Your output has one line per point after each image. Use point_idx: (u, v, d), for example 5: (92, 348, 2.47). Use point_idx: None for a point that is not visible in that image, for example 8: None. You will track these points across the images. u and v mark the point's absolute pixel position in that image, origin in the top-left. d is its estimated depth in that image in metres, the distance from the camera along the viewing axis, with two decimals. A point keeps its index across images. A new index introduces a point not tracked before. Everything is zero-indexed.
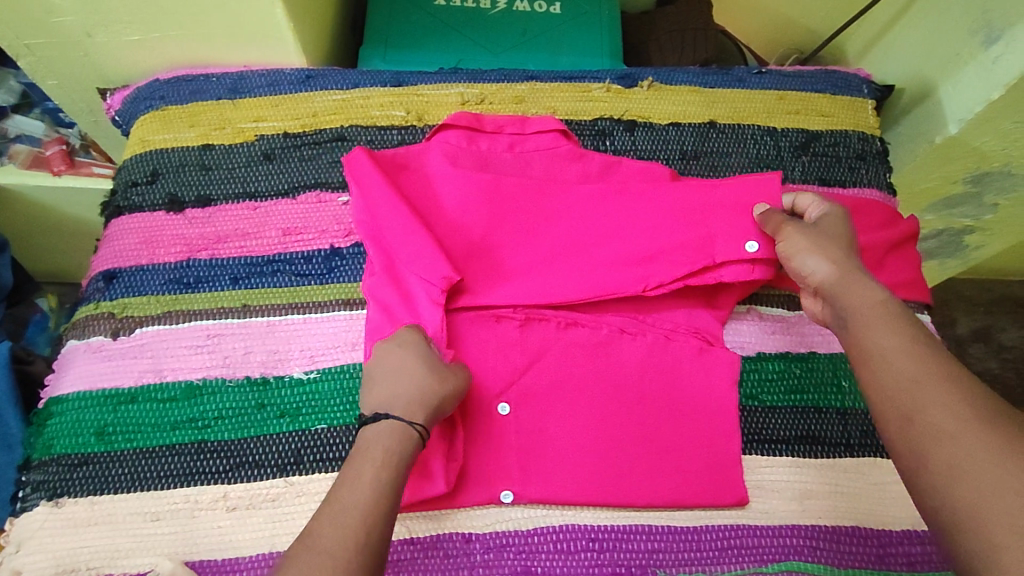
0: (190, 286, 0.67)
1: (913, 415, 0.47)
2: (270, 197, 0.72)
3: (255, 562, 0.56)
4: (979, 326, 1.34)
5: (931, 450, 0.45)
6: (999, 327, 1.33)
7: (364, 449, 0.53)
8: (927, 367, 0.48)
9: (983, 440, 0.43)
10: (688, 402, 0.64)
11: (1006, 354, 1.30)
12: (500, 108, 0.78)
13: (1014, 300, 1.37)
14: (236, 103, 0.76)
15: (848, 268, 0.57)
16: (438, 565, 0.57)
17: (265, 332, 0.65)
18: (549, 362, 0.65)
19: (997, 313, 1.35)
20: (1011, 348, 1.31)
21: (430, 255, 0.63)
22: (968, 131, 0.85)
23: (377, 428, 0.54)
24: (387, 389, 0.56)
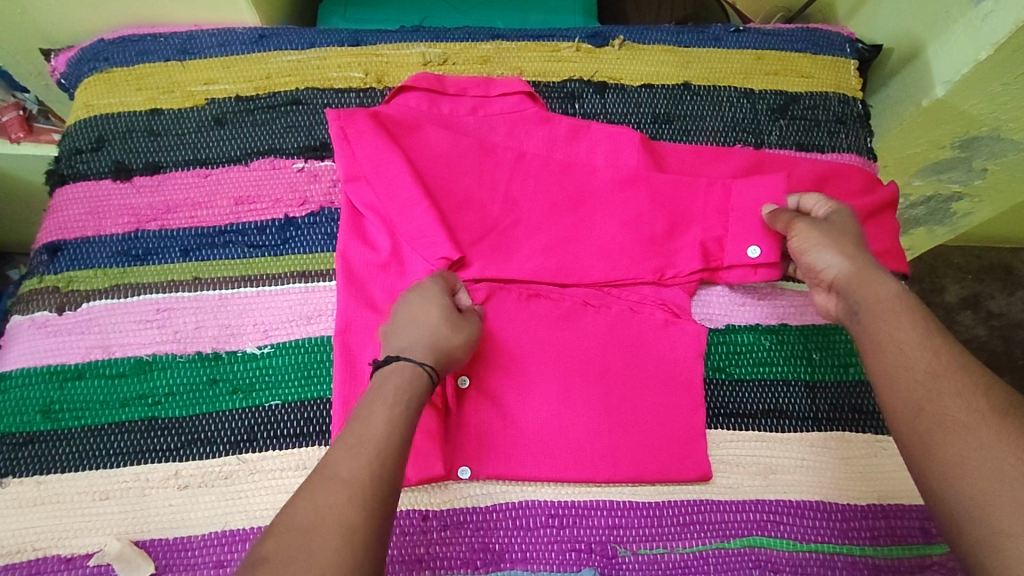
0: (139, 259, 0.64)
1: (924, 405, 0.47)
2: (222, 164, 0.68)
3: (206, 540, 0.55)
4: (968, 294, 1.32)
5: (942, 440, 0.45)
6: (988, 294, 1.32)
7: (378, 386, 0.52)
8: (942, 360, 0.49)
9: (995, 430, 0.44)
10: (654, 377, 0.62)
11: (994, 322, 1.30)
12: (464, 68, 0.74)
13: (1006, 267, 1.35)
14: (186, 65, 0.72)
15: (862, 266, 0.56)
16: (396, 542, 0.57)
17: (216, 305, 0.63)
18: (512, 335, 0.63)
19: (987, 280, 1.33)
20: (999, 316, 1.30)
21: (434, 232, 0.63)
22: (955, 93, 0.82)
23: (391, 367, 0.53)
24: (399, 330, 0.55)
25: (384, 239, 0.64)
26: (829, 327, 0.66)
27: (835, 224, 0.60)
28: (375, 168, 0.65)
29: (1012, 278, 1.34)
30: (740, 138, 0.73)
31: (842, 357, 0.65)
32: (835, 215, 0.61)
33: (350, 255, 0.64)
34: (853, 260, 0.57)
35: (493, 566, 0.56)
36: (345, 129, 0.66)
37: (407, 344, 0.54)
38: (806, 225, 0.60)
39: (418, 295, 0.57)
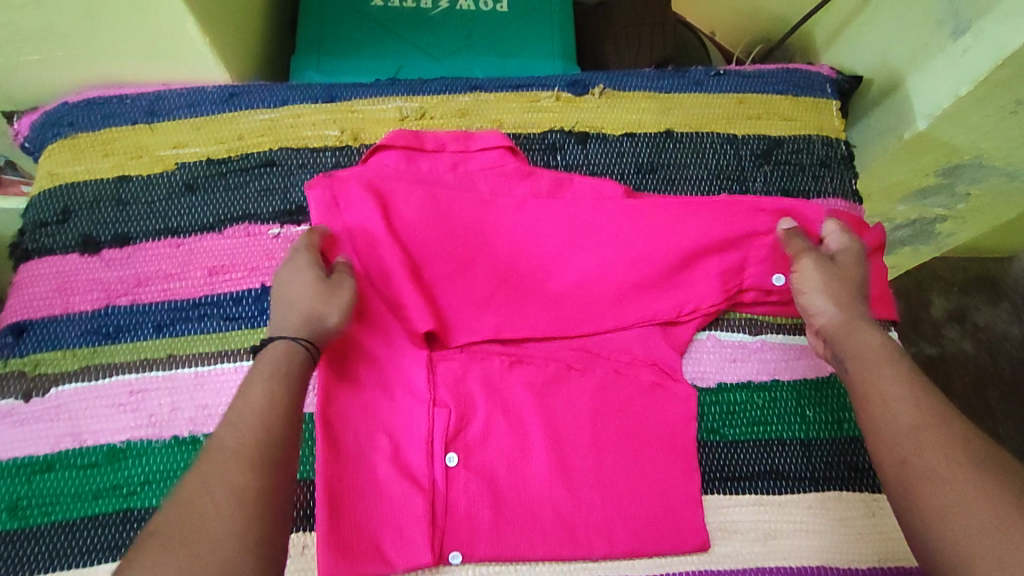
0: (109, 337, 0.62)
1: (907, 458, 0.47)
2: (194, 232, 0.66)
3: None
4: (955, 307, 1.33)
5: (926, 495, 0.45)
6: (974, 307, 1.33)
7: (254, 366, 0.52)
8: (926, 412, 0.49)
9: (978, 485, 0.44)
10: (646, 443, 0.61)
11: (981, 335, 1.30)
12: (442, 122, 0.72)
13: (990, 279, 1.36)
14: (154, 127, 0.70)
15: (854, 312, 0.57)
16: None
17: (193, 384, 0.61)
18: (500, 404, 0.62)
19: (972, 293, 1.34)
20: (986, 328, 1.31)
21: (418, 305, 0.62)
22: (936, 126, 0.81)
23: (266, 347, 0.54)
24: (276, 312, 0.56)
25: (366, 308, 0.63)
26: (820, 382, 0.65)
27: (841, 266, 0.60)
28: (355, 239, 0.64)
29: (998, 290, 1.35)
30: (725, 186, 0.72)
31: (836, 413, 0.64)
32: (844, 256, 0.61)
33: None
34: (847, 304, 0.58)
35: None
36: (331, 194, 0.64)
37: (280, 324, 0.55)
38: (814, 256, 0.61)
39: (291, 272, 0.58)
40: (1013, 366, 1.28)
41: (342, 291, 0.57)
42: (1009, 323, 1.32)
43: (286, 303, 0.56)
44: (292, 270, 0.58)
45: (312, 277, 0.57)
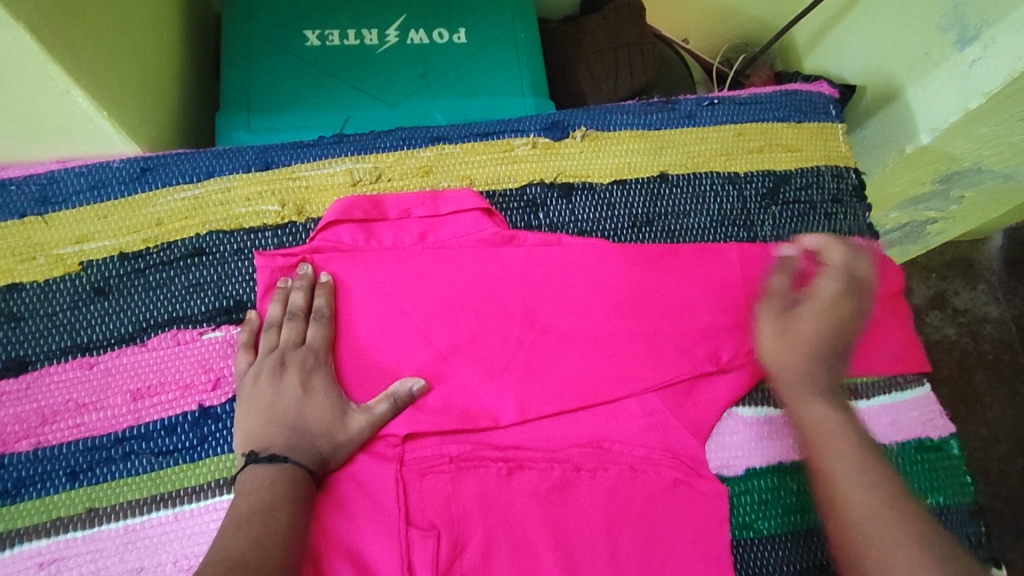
0: (9, 495, 0.50)
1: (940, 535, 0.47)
2: (111, 348, 0.54)
3: None
4: (934, 293, 1.16)
5: None
6: (953, 291, 1.15)
7: (253, 489, 0.48)
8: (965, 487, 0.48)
9: None
10: (673, 551, 0.52)
11: (962, 320, 1.13)
12: (403, 183, 0.62)
13: (966, 261, 1.18)
14: (49, 219, 0.57)
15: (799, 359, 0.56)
16: None
17: (121, 544, 0.49)
18: (499, 521, 0.52)
19: (950, 276, 1.17)
20: (966, 312, 1.14)
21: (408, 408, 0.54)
22: (941, 140, 0.73)
23: (265, 467, 0.49)
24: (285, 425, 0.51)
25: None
26: None
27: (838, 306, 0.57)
28: (354, 354, 0.55)
29: (974, 271, 1.17)
30: (731, 233, 0.63)
31: None
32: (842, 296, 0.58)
33: None
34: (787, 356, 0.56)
35: None
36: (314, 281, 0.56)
37: (288, 448, 0.50)
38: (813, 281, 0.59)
39: (295, 367, 0.53)
40: (996, 349, 1.12)
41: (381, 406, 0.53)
42: (989, 303, 1.15)
43: (276, 412, 0.52)
44: (302, 374, 0.53)
45: (311, 376, 0.53)
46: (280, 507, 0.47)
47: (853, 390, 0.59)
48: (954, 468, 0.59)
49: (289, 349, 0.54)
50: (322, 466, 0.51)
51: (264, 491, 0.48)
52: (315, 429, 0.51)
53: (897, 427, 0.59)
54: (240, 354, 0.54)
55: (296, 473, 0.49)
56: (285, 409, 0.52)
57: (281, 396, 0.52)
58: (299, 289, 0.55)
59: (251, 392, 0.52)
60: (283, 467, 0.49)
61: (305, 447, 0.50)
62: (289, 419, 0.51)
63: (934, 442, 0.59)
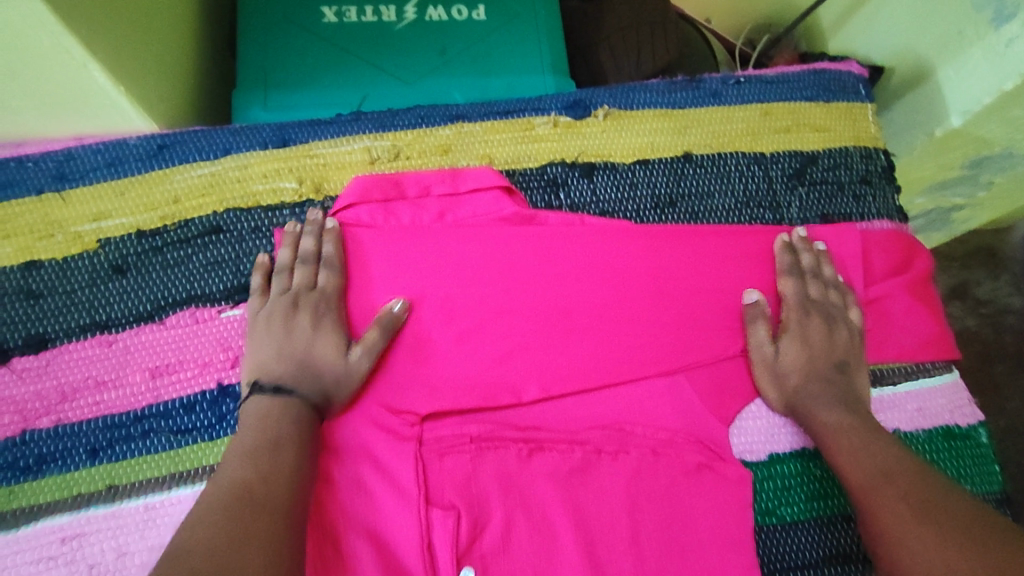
0: (31, 471, 0.50)
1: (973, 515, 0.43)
2: (129, 325, 0.54)
3: None
4: (955, 283, 1.13)
5: None
6: (975, 282, 1.13)
7: (258, 423, 0.48)
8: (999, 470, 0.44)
9: None
10: (696, 535, 0.51)
11: (984, 311, 1.11)
12: (422, 162, 0.61)
13: (990, 250, 1.15)
14: (67, 196, 0.57)
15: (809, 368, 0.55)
16: None
17: (141, 521, 0.49)
18: (520, 503, 0.51)
19: (973, 266, 1.14)
20: (989, 302, 1.12)
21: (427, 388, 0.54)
22: (973, 123, 0.71)
23: (270, 397, 0.49)
24: (290, 358, 0.51)
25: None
26: None
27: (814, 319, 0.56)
28: None
29: (998, 261, 1.14)
30: (756, 215, 0.62)
31: None
32: (824, 305, 0.57)
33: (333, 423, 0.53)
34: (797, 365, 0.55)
35: None
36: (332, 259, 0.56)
37: (292, 380, 0.50)
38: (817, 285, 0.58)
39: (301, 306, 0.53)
40: (1018, 340, 1.10)
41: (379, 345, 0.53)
42: (1012, 294, 1.12)
43: (282, 348, 0.51)
44: (310, 315, 0.52)
45: (318, 316, 0.53)
46: (286, 445, 0.47)
47: (879, 376, 0.58)
48: (984, 456, 0.57)
49: (298, 291, 0.53)
50: (325, 402, 0.51)
51: (267, 421, 0.48)
52: (321, 366, 0.51)
53: (925, 414, 0.57)
54: (252, 297, 0.54)
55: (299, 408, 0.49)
56: (293, 347, 0.51)
57: (288, 333, 0.52)
58: (310, 234, 0.55)
59: (258, 328, 0.52)
60: (286, 399, 0.49)
61: (311, 384, 0.50)
62: (295, 355, 0.51)
63: (962, 430, 0.57)
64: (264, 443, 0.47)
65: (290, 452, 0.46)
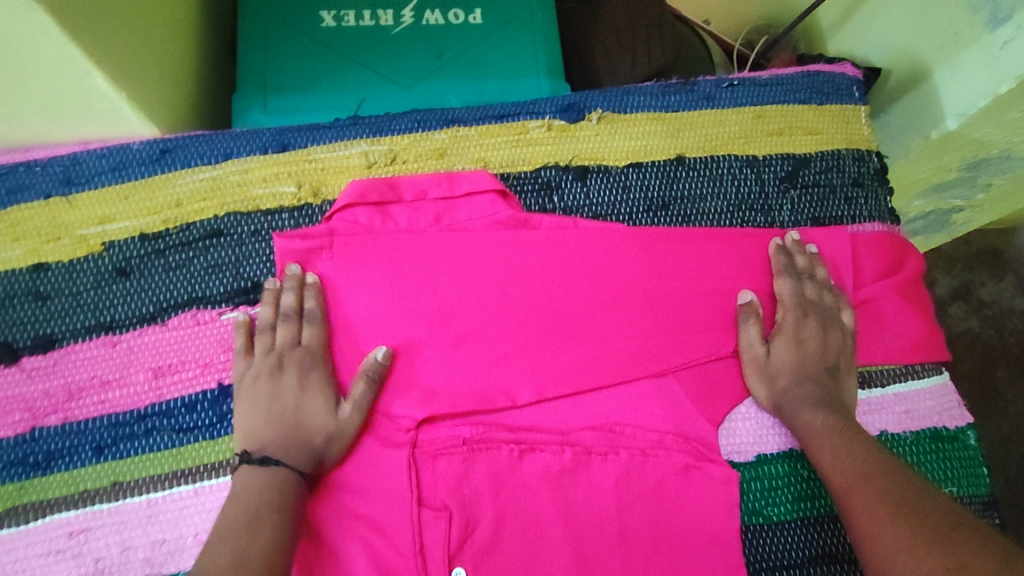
0: (39, 467, 0.52)
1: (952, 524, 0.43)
2: (133, 326, 0.55)
3: None
4: (958, 284, 1.13)
5: None
6: (978, 283, 1.13)
7: (244, 491, 0.48)
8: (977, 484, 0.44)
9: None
10: (683, 533, 0.53)
11: (987, 312, 1.11)
12: (418, 166, 0.62)
13: (993, 251, 1.15)
14: (72, 200, 0.58)
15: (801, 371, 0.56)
16: None
17: (144, 517, 0.51)
18: (511, 502, 0.53)
19: (976, 267, 1.14)
20: (992, 304, 1.12)
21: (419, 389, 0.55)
22: (969, 126, 0.71)
23: (258, 469, 0.49)
24: (281, 434, 0.51)
25: (349, 376, 0.55)
26: None
27: (808, 320, 0.57)
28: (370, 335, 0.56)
29: (1001, 263, 1.14)
30: (748, 218, 0.63)
31: None
32: (820, 306, 0.58)
33: None
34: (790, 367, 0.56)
35: None
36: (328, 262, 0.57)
37: (280, 447, 0.51)
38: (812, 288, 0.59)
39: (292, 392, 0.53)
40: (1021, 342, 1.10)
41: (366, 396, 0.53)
42: (1015, 296, 1.12)
43: (273, 413, 0.52)
44: (299, 386, 0.53)
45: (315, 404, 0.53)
46: (267, 510, 0.47)
47: (868, 378, 0.59)
48: (971, 458, 0.58)
49: (283, 350, 0.54)
50: (317, 465, 0.51)
51: (255, 495, 0.48)
52: (311, 429, 0.52)
53: (912, 416, 0.58)
54: (237, 358, 0.54)
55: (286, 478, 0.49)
56: (282, 410, 0.52)
57: (279, 409, 0.52)
58: (291, 292, 0.56)
59: (248, 389, 0.53)
60: (276, 471, 0.49)
61: (301, 446, 0.51)
62: (286, 419, 0.52)
63: (950, 432, 0.58)
64: (247, 515, 0.47)
65: (273, 514, 0.47)
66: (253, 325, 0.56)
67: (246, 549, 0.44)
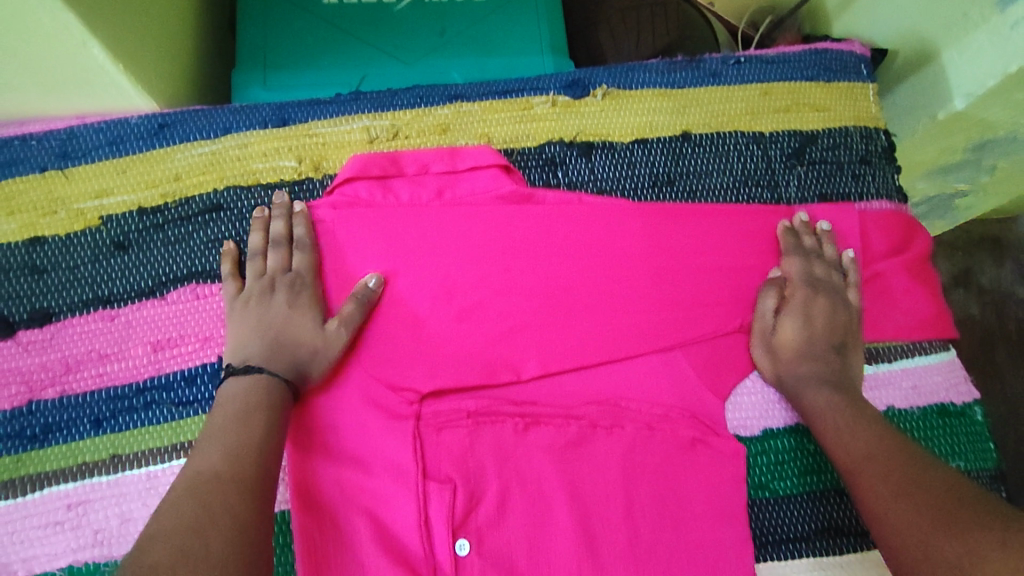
0: (37, 440, 0.51)
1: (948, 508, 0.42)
2: (131, 300, 0.55)
3: None
4: (958, 270, 1.12)
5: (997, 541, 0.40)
6: (978, 268, 1.11)
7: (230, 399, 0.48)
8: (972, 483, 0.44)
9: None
10: (689, 508, 0.52)
11: (987, 298, 1.10)
12: (420, 141, 0.61)
13: (995, 238, 1.13)
14: (69, 174, 0.57)
15: (808, 347, 0.55)
16: None
17: (144, 489, 0.51)
18: (516, 475, 0.52)
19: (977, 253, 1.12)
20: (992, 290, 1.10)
21: (421, 361, 0.54)
22: (975, 106, 0.70)
23: (243, 377, 0.49)
24: (267, 347, 0.51)
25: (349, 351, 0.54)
26: None
27: (815, 296, 0.57)
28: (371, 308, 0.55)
29: (1003, 248, 1.12)
30: (754, 194, 0.62)
31: None
32: (829, 285, 0.57)
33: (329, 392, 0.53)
34: (800, 342, 0.55)
35: None
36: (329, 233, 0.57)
37: (266, 359, 0.51)
38: (822, 265, 0.58)
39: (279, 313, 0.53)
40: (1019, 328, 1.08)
41: (353, 318, 0.53)
42: (1015, 282, 1.10)
43: (261, 330, 0.52)
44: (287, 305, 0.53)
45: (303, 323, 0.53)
46: (254, 418, 0.47)
47: (875, 354, 0.58)
48: (978, 434, 0.58)
49: (274, 273, 0.54)
50: (302, 380, 0.51)
51: (240, 400, 0.48)
52: (297, 341, 0.52)
53: (920, 392, 0.58)
54: (227, 284, 0.55)
55: (271, 386, 0.49)
56: (269, 324, 0.52)
57: (265, 327, 0.52)
58: (280, 217, 0.56)
59: (237, 313, 0.53)
60: (260, 377, 0.49)
61: (286, 359, 0.51)
62: (274, 335, 0.52)
63: (957, 407, 0.58)
64: (234, 417, 0.47)
65: (260, 422, 0.47)
66: (240, 254, 0.56)
67: (237, 465, 0.44)
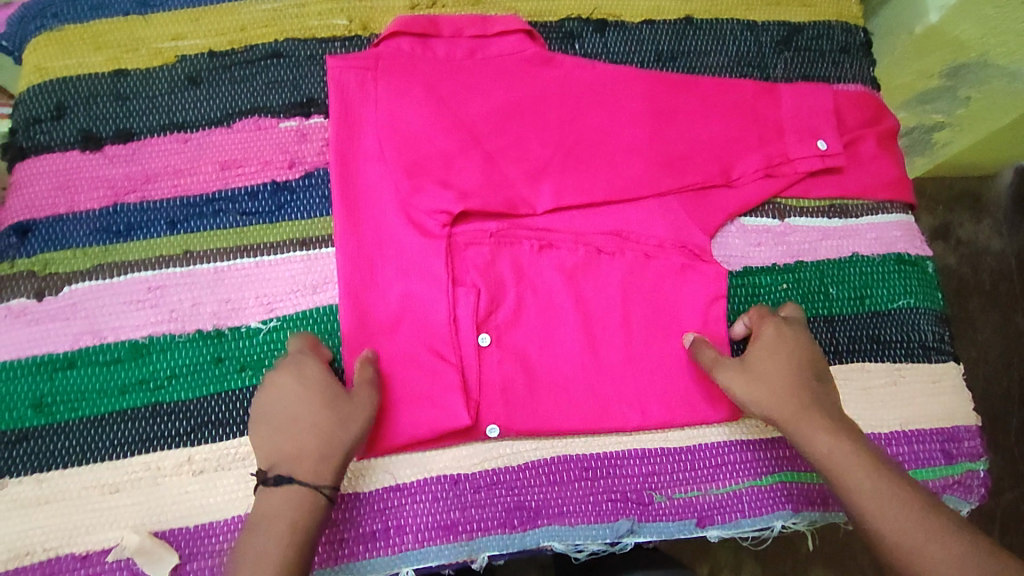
0: (122, 235, 0.60)
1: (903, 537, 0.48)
2: (203, 127, 0.63)
3: (219, 528, 0.55)
4: (938, 224, 1.07)
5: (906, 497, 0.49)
6: (957, 223, 1.07)
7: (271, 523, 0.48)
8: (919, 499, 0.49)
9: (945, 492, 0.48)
10: (675, 320, 0.62)
11: (964, 250, 1.06)
12: (456, 11, 0.69)
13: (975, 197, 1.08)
14: (148, 19, 0.65)
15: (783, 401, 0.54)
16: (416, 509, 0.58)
17: (213, 280, 0.59)
18: (531, 287, 0.62)
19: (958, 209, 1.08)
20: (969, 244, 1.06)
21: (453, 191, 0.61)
22: (948, 18, 0.74)
23: (279, 488, 0.49)
24: (291, 430, 0.51)
25: (393, 180, 0.61)
26: (843, 261, 0.67)
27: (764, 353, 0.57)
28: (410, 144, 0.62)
29: (981, 206, 1.08)
30: (746, 73, 0.71)
31: (858, 288, 0.66)
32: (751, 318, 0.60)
33: (371, 214, 0.61)
34: (779, 410, 0.54)
35: (530, 522, 0.58)
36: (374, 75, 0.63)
37: (294, 455, 0.50)
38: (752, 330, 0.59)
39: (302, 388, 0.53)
40: (994, 279, 1.05)
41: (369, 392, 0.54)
42: (991, 237, 1.07)
43: (288, 421, 0.52)
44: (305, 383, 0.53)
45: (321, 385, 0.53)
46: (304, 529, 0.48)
47: (845, 210, 0.68)
48: (929, 281, 0.67)
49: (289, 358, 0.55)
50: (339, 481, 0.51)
51: (285, 512, 0.48)
52: (319, 406, 0.52)
53: (881, 242, 0.67)
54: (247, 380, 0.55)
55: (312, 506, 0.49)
56: (293, 402, 0.52)
57: (290, 417, 0.52)
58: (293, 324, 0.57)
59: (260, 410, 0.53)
60: (294, 488, 0.49)
61: (319, 456, 0.50)
62: (299, 417, 0.51)
63: (913, 257, 0.67)
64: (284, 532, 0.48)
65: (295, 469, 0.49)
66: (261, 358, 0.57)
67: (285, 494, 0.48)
